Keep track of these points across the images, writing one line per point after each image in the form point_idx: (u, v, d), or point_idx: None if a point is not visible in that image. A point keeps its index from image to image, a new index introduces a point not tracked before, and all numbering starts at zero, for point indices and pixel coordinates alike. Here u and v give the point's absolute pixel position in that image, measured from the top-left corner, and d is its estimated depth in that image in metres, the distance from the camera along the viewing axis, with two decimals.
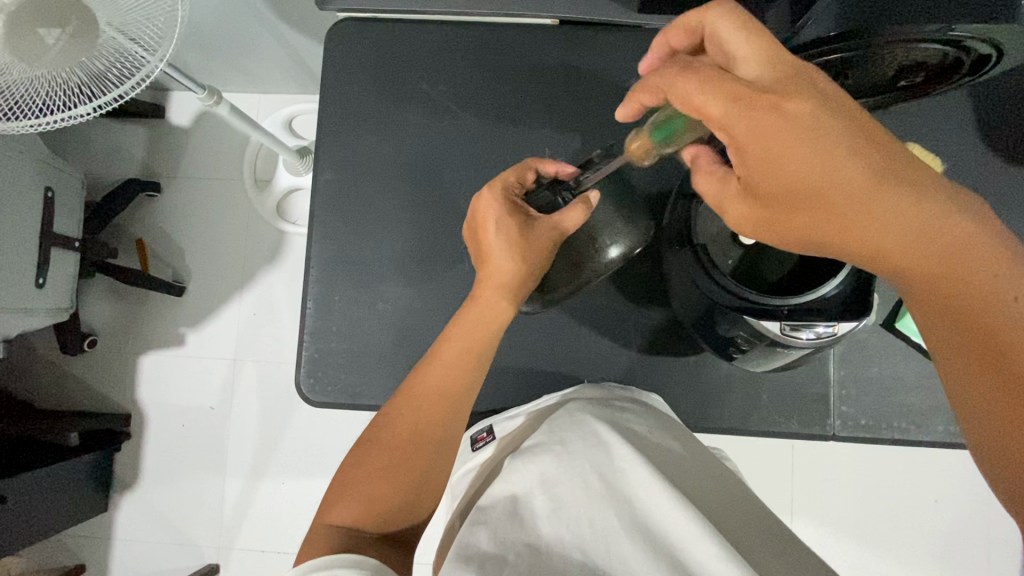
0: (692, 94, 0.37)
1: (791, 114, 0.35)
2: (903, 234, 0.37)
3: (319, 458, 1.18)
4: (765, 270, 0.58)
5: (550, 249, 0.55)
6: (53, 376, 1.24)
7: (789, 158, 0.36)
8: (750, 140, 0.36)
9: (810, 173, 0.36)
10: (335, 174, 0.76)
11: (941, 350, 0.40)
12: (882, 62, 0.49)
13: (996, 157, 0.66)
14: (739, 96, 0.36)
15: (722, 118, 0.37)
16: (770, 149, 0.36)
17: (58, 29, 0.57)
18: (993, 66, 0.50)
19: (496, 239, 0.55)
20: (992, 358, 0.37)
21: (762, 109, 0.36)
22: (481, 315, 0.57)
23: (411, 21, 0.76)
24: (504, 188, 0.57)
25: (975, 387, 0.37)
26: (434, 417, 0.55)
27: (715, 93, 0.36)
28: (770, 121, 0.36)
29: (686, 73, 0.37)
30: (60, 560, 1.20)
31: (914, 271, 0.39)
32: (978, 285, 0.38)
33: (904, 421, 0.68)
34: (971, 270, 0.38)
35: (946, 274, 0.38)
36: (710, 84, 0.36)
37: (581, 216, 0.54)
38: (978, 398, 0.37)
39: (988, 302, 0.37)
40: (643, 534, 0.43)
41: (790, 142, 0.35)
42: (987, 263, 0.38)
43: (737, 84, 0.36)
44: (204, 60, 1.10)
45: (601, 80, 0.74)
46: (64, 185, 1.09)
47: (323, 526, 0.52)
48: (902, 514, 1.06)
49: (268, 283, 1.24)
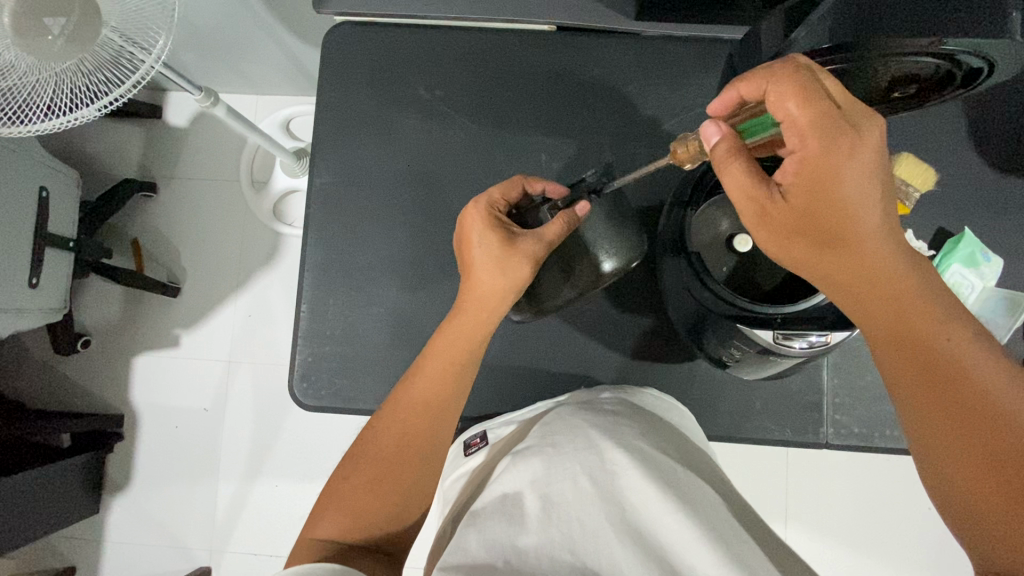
0: (783, 99, 0.40)
1: (855, 149, 0.40)
2: (894, 274, 0.42)
3: (314, 463, 1.17)
4: (758, 280, 0.59)
5: (536, 262, 0.55)
6: (45, 376, 1.24)
7: (835, 181, 0.40)
8: (812, 157, 0.40)
9: (847, 199, 0.40)
10: (331, 177, 0.76)
11: (898, 385, 0.43)
12: (874, 74, 0.50)
13: (990, 169, 0.67)
14: (821, 117, 0.39)
15: (801, 127, 0.40)
16: (827, 168, 0.40)
17: (63, 18, 0.57)
18: (983, 82, 0.51)
19: (478, 254, 0.56)
20: (946, 386, 0.41)
21: (837, 135, 0.40)
22: (464, 327, 0.57)
23: (411, 25, 0.76)
24: (488, 204, 0.57)
25: (923, 413, 0.42)
26: (420, 427, 0.55)
27: (804, 103, 0.39)
28: (839, 146, 0.40)
29: (785, 81, 0.40)
30: (48, 562, 1.19)
31: (894, 310, 0.42)
32: (941, 327, 0.42)
33: (895, 430, 0.69)
34: (934, 315, 0.42)
35: (911, 317, 0.42)
36: (804, 94, 0.39)
37: (563, 229, 0.55)
38: (922, 423, 0.42)
39: (941, 345, 0.42)
40: (633, 537, 0.43)
41: (839, 169, 0.40)
42: (949, 314, 0.42)
43: (825, 109, 0.40)
44: (203, 61, 1.10)
45: (599, 86, 0.74)
46: (60, 184, 1.09)
47: (311, 538, 0.52)
48: (895, 523, 1.06)
49: (263, 286, 1.24)
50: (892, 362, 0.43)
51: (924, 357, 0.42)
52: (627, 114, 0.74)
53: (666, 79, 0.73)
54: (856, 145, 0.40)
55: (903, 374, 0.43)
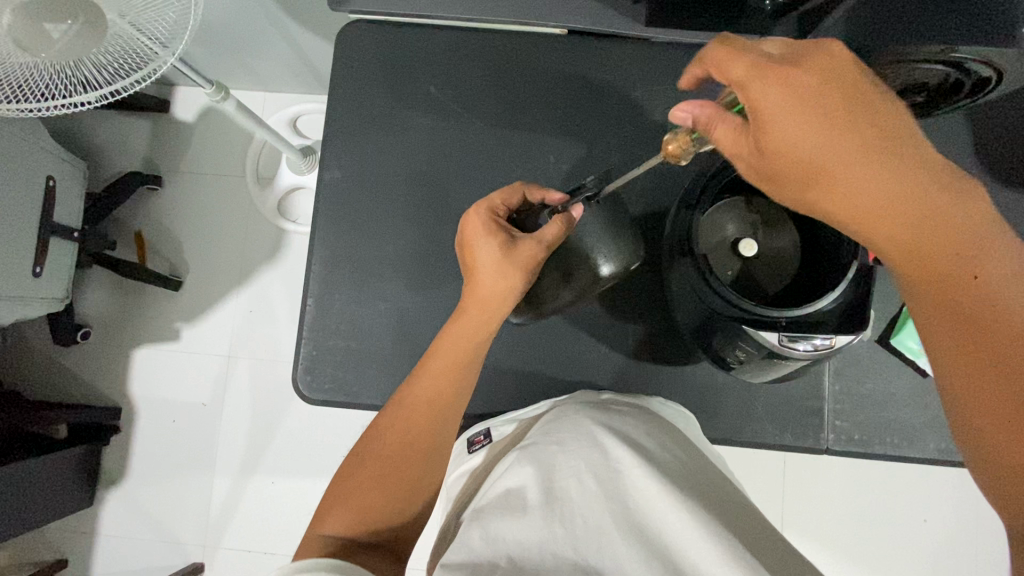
0: (720, 62, 0.40)
1: (795, 79, 0.38)
2: (902, 206, 0.39)
3: (313, 461, 1.17)
4: (763, 284, 0.61)
5: (535, 265, 0.56)
6: (43, 366, 1.23)
7: (794, 118, 0.38)
8: (767, 103, 0.39)
9: (811, 133, 0.38)
10: (340, 173, 0.76)
11: (930, 329, 0.41)
12: (885, 81, 0.51)
13: (993, 182, 0.67)
14: (758, 67, 0.39)
15: (743, 83, 0.39)
16: (780, 107, 0.38)
17: (65, 23, 0.56)
18: (994, 89, 0.52)
19: (480, 259, 0.56)
20: (976, 329, 0.39)
21: (776, 76, 0.38)
22: (463, 329, 0.57)
23: (422, 25, 0.77)
24: (488, 210, 0.58)
25: (959, 362, 0.40)
26: (422, 425, 0.55)
27: (737, 62, 0.39)
28: (781, 86, 0.38)
29: (716, 48, 0.40)
30: (41, 554, 1.19)
31: (918, 246, 0.40)
32: (969, 259, 0.39)
33: (896, 437, 0.69)
34: (963, 247, 0.39)
35: (936, 254, 0.40)
36: (733, 54, 0.40)
37: (560, 231, 0.55)
38: (953, 371, 0.40)
39: (970, 282, 0.39)
40: (639, 536, 0.43)
41: (793, 105, 0.38)
42: (981, 244, 0.39)
43: (757, 57, 0.39)
44: (213, 56, 1.11)
45: (609, 89, 0.75)
46: (65, 173, 1.09)
47: (316, 535, 0.52)
48: (891, 532, 1.07)
49: (266, 282, 1.24)
50: (923, 305, 0.41)
51: (951, 295, 0.40)
52: (635, 118, 0.75)
53: (674, 85, 0.74)
54: (793, 76, 0.38)
55: (935, 317, 0.41)
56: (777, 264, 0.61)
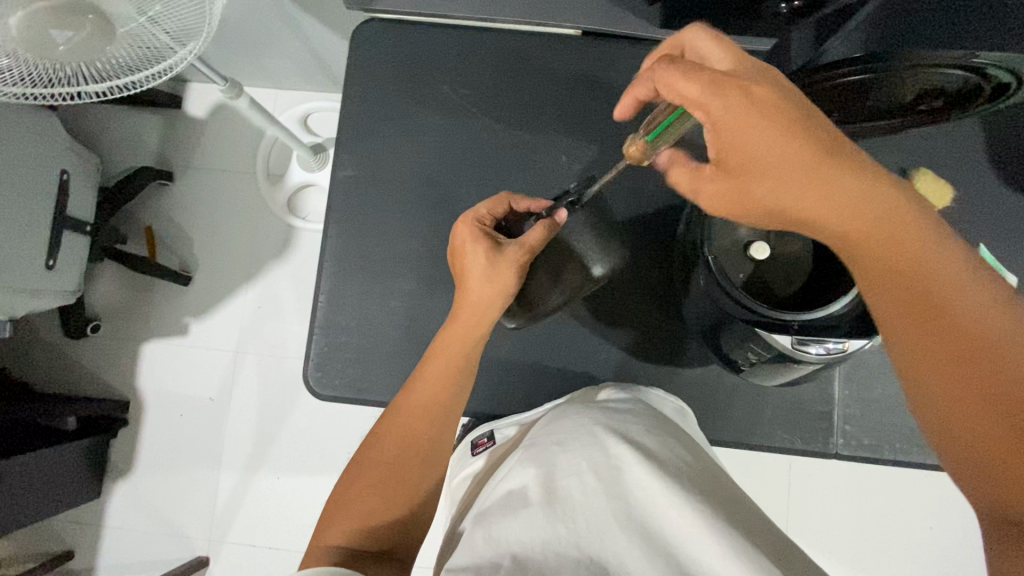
0: (671, 79, 0.39)
1: (752, 95, 0.38)
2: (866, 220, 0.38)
3: (319, 456, 1.18)
4: (774, 286, 0.61)
5: (522, 269, 0.56)
6: (53, 359, 1.24)
7: (754, 133, 0.38)
8: (724, 119, 0.38)
9: (773, 147, 0.38)
10: (354, 171, 0.76)
11: (904, 351, 0.39)
12: (904, 85, 0.52)
13: (1007, 188, 0.67)
14: (714, 83, 0.38)
15: (701, 101, 0.38)
16: (738, 121, 0.38)
17: (71, 31, 0.55)
18: (1013, 96, 0.52)
19: (468, 267, 0.57)
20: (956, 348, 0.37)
21: (733, 92, 0.38)
22: (455, 333, 0.58)
23: (437, 24, 0.77)
24: (475, 220, 0.58)
25: (940, 385, 0.37)
26: (419, 429, 0.56)
27: (691, 79, 0.38)
28: (739, 101, 0.38)
29: (666, 66, 0.39)
30: (48, 545, 1.19)
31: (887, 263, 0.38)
32: (937, 278, 0.38)
33: (905, 442, 0.69)
34: (927, 263, 0.38)
35: (906, 270, 0.38)
36: (687, 71, 0.38)
37: (544, 235, 0.55)
38: (932, 391, 0.38)
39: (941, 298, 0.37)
40: (646, 534, 0.43)
41: (751, 120, 0.37)
42: (946, 261, 0.38)
43: (713, 73, 0.38)
44: (227, 53, 1.11)
45: (622, 91, 0.75)
46: (78, 167, 1.10)
47: (322, 545, 0.52)
48: (897, 538, 1.06)
49: (274, 278, 1.24)
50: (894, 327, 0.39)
51: (927, 313, 0.38)
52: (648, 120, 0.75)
53: None
54: (749, 91, 0.38)
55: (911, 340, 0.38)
56: (787, 267, 0.61)
